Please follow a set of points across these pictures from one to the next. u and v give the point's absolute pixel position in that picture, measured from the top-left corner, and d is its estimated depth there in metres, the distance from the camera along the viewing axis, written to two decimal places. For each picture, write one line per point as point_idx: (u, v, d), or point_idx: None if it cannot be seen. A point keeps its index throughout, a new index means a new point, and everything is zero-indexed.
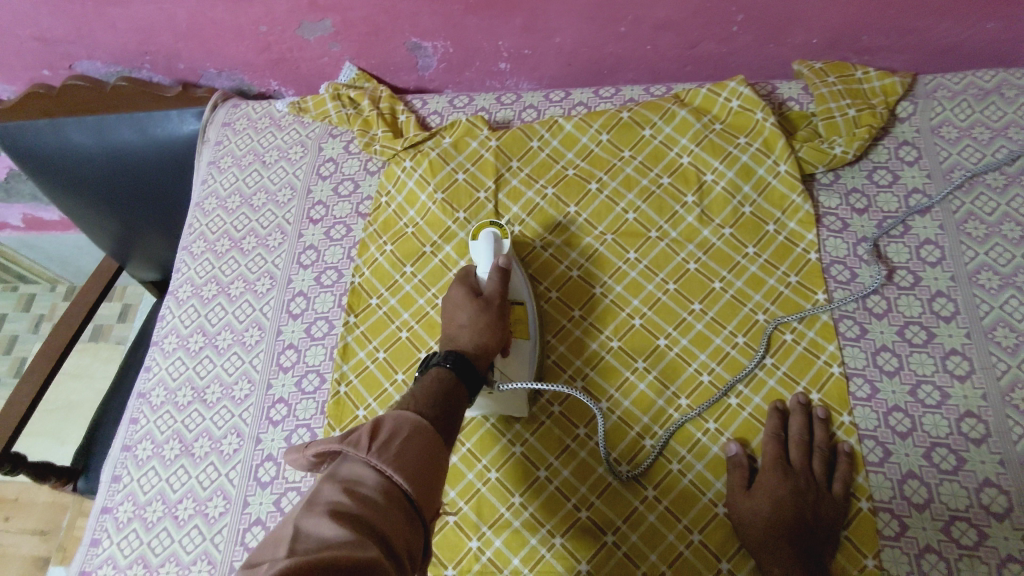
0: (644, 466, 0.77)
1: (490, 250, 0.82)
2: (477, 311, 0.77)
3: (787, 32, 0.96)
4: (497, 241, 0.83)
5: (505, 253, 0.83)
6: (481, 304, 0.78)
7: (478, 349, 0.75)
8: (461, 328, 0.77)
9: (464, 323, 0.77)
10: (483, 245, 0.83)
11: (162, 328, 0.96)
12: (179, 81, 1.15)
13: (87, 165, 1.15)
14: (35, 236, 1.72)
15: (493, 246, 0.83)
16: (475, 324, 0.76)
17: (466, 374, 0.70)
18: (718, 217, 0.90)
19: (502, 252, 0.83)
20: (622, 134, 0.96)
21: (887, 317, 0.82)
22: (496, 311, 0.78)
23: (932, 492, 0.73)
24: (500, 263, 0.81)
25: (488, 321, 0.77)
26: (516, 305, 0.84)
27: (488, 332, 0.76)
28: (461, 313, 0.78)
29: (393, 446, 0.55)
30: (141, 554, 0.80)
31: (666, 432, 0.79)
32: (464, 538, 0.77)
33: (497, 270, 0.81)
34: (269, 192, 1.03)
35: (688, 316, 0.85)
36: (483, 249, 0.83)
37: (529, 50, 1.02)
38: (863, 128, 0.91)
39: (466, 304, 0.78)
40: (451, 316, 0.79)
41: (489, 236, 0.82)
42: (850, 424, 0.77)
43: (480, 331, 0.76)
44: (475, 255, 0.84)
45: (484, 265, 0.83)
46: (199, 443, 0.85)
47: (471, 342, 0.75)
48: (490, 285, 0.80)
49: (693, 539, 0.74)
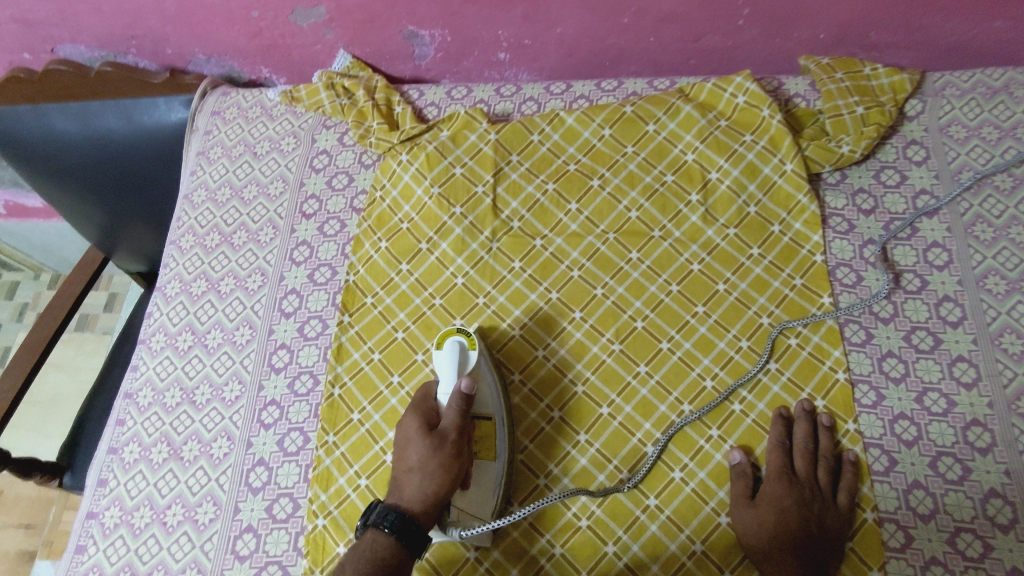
0: (642, 474, 0.75)
1: (454, 364, 0.74)
2: (429, 452, 0.69)
3: (795, 26, 0.94)
4: (463, 352, 0.75)
5: (469, 370, 0.74)
6: (434, 443, 0.69)
7: (425, 503, 0.67)
8: (410, 472, 0.69)
9: (413, 466, 0.69)
10: (448, 356, 0.74)
11: (150, 325, 0.93)
12: (167, 67, 1.11)
13: (68, 153, 1.11)
14: (17, 222, 1.68)
15: (457, 358, 0.74)
16: (425, 470, 0.68)
17: (408, 537, 0.65)
18: (722, 217, 0.88)
19: (466, 369, 0.74)
20: (625, 129, 0.93)
21: (893, 322, 0.81)
22: (452, 449, 0.69)
23: (937, 503, 0.72)
24: (461, 386, 0.72)
25: (442, 461, 0.68)
26: (482, 420, 0.76)
27: (440, 481, 0.68)
28: (412, 451, 0.69)
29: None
30: (128, 561, 0.78)
31: (666, 436, 0.77)
32: (461, 548, 0.75)
33: (457, 394, 0.72)
34: (260, 184, 1.00)
35: (691, 319, 0.83)
36: (447, 360, 0.74)
37: (530, 40, 0.99)
38: (872, 127, 0.89)
39: (417, 440, 0.70)
40: (401, 450, 0.71)
41: (455, 346, 0.74)
42: (855, 432, 0.76)
43: (430, 479, 0.68)
44: (438, 367, 0.75)
45: (446, 384, 0.73)
46: (189, 447, 0.83)
47: (418, 494, 0.67)
48: (448, 414, 0.71)
49: (695, 549, 0.73)
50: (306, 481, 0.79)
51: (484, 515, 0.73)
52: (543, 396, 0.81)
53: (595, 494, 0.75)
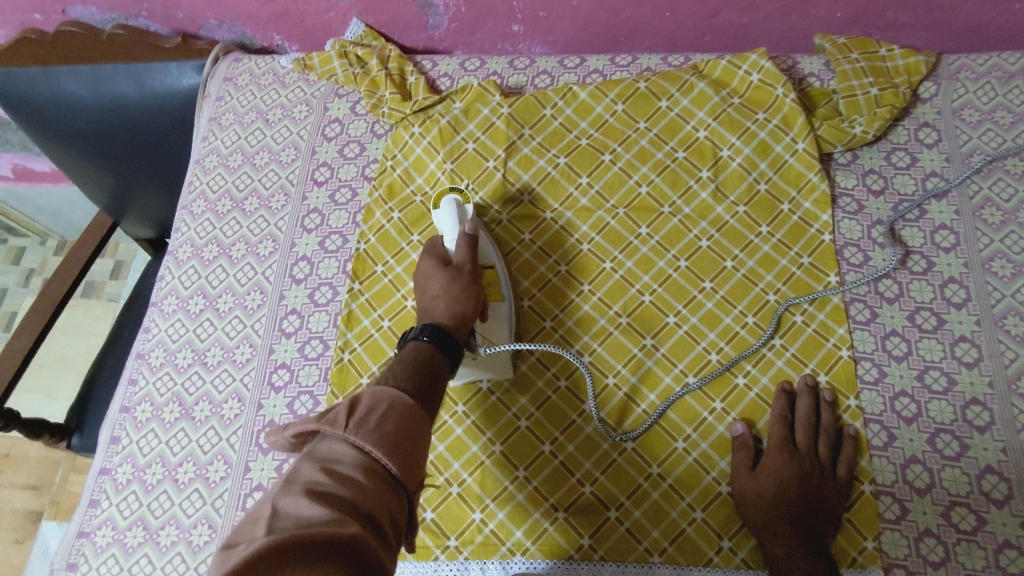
0: (639, 431, 0.77)
1: (455, 216, 0.82)
2: (449, 281, 0.73)
3: (811, 4, 0.93)
4: (460, 208, 0.83)
5: (469, 218, 0.82)
6: (451, 273, 0.74)
7: (454, 319, 0.71)
8: (435, 298, 0.73)
9: (438, 294, 0.73)
10: (446, 212, 0.82)
11: (161, 288, 0.94)
12: (178, 31, 1.10)
13: (81, 116, 1.11)
14: (25, 187, 1.68)
15: (455, 212, 0.82)
16: (450, 294, 0.72)
17: (446, 345, 0.67)
18: (732, 194, 0.88)
19: (466, 218, 0.82)
20: (638, 104, 0.93)
21: (898, 302, 0.82)
22: (469, 277, 0.74)
23: (934, 477, 0.73)
24: (466, 229, 0.79)
25: (462, 286, 0.73)
26: (487, 270, 0.83)
27: (464, 300, 0.72)
28: (433, 283, 0.74)
29: (371, 422, 0.54)
30: (140, 516, 0.80)
31: (666, 403, 0.78)
32: (466, 510, 0.76)
33: (464, 236, 0.78)
34: (272, 152, 1.00)
35: (699, 294, 0.84)
36: (448, 217, 0.82)
37: (544, 12, 0.99)
38: (885, 108, 0.89)
39: (436, 274, 0.75)
40: (423, 288, 0.75)
41: (452, 203, 0.82)
42: (856, 408, 0.77)
43: (454, 299, 0.72)
44: (441, 224, 0.83)
45: (450, 233, 0.81)
46: (200, 407, 0.84)
47: (447, 312, 0.71)
48: (459, 252, 0.77)
49: (695, 517, 0.74)
50: None
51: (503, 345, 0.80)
52: (548, 365, 0.83)
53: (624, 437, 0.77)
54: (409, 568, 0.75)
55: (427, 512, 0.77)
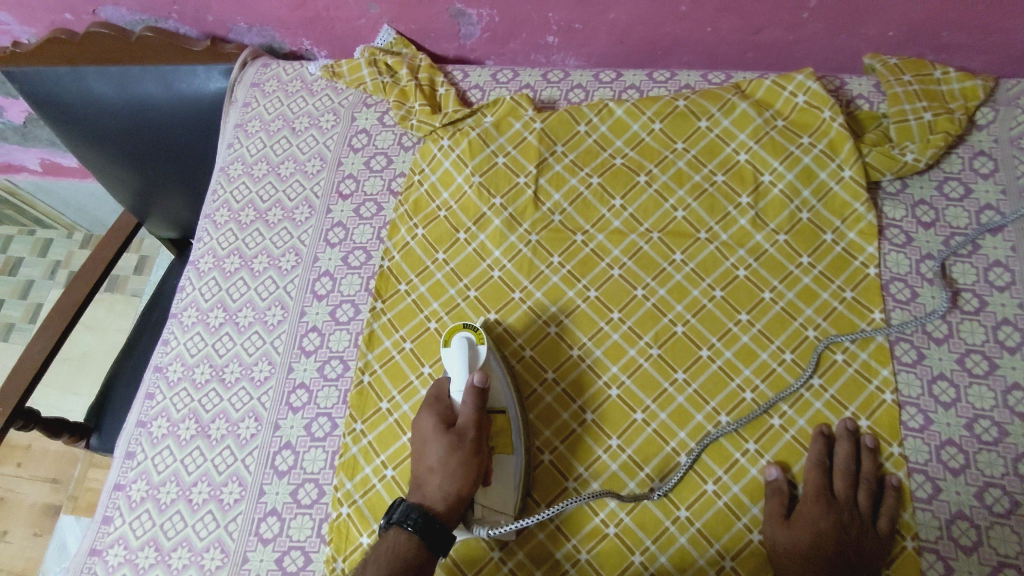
0: (673, 480, 0.73)
1: (466, 360, 0.73)
2: (448, 451, 0.68)
3: (863, 22, 0.89)
4: (473, 348, 0.74)
5: (481, 365, 0.73)
6: (452, 440, 0.69)
7: (447, 503, 0.67)
8: (430, 472, 0.68)
9: (433, 466, 0.68)
10: (457, 352, 0.73)
11: (181, 299, 0.92)
12: (208, 34, 1.09)
13: (106, 116, 1.11)
14: (52, 181, 1.68)
15: (467, 354, 0.73)
16: (445, 468, 0.68)
17: (431, 536, 0.65)
18: (773, 222, 0.84)
19: (478, 363, 0.73)
20: (676, 123, 0.90)
21: (947, 343, 0.77)
22: (471, 447, 0.69)
23: (982, 536, 0.69)
24: (476, 381, 0.71)
25: (461, 460, 0.68)
26: (497, 414, 0.75)
27: (462, 479, 0.68)
28: (431, 451, 0.69)
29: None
30: (153, 536, 0.78)
31: (699, 445, 0.75)
32: (485, 547, 0.74)
33: (472, 390, 0.71)
34: (297, 161, 0.98)
35: (734, 327, 0.80)
36: (457, 359, 0.73)
37: (581, 24, 0.95)
38: (939, 135, 0.84)
39: (434, 438, 0.70)
40: (420, 451, 0.71)
41: (463, 343, 0.73)
42: (899, 456, 0.73)
43: (451, 477, 0.68)
44: (449, 363, 0.74)
45: (458, 380, 0.73)
46: (216, 425, 0.83)
47: (440, 494, 0.67)
48: (464, 411, 0.71)
49: (724, 565, 0.71)
50: (332, 469, 0.78)
51: (507, 512, 0.72)
52: (575, 398, 0.79)
53: (624, 501, 0.73)
54: None
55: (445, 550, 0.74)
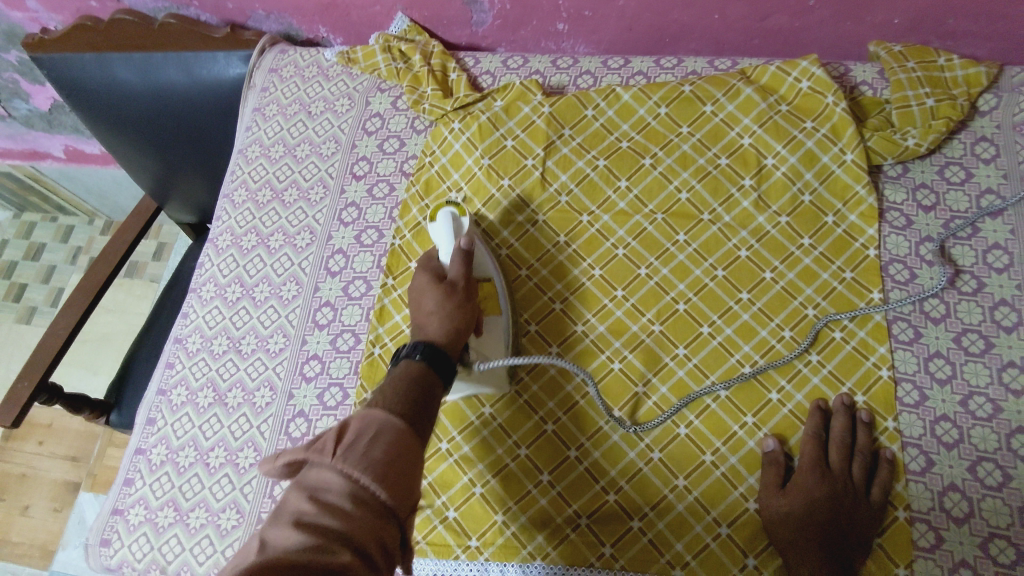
0: (653, 424, 0.77)
1: (450, 229, 0.81)
2: (443, 297, 0.73)
3: (868, 10, 0.91)
4: (456, 220, 0.82)
5: (465, 232, 0.81)
6: (446, 289, 0.74)
7: (449, 336, 0.70)
8: (429, 314, 0.72)
9: (432, 309, 0.72)
10: (442, 226, 0.81)
11: (201, 275, 0.96)
12: (227, 22, 1.12)
13: (129, 103, 1.15)
14: (75, 168, 1.73)
15: (451, 225, 0.81)
16: (443, 309, 0.72)
17: (438, 364, 0.66)
18: (775, 204, 0.86)
19: (462, 231, 0.81)
20: (682, 108, 0.92)
21: (944, 323, 0.79)
22: (463, 294, 0.74)
23: (973, 507, 0.70)
24: (461, 244, 0.78)
25: (456, 303, 0.73)
26: (483, 283, 0.83)
27: (459, 317, 0.72)
28: (427, 299, 0.74)
29: (361, 449, 0.53)
30: (172, 497, 0.81)
31: (681, 402, 0.78)
32: (489, 511, 0.76)
33: (459, 251, 0.78)
34: (313, 144, 1.01)
35: (735, 305, 0.82)
36: (442, 230, 0.81)
37: (590, 11, 0.98)
38: (941, 120, 0.86)
39: (431, 288, 0.75)
40: (417, 303, 0.75)
41: (448, 216, 0.81)
42: (893, 431, 0.75)
43: (449, 315, 0.71)
44: (437, 237, 0.82)
45: (446, 247, 0.81)
46: (233, 394, 0.86)
47: (441, 329, 0.70)
48: (453, 268, 0.77)
49: (720, 532, 0.73)
50: None
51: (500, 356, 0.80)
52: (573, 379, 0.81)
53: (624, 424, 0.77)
54: (428, 565, 0.76)
55: (450, 510, 0.77)
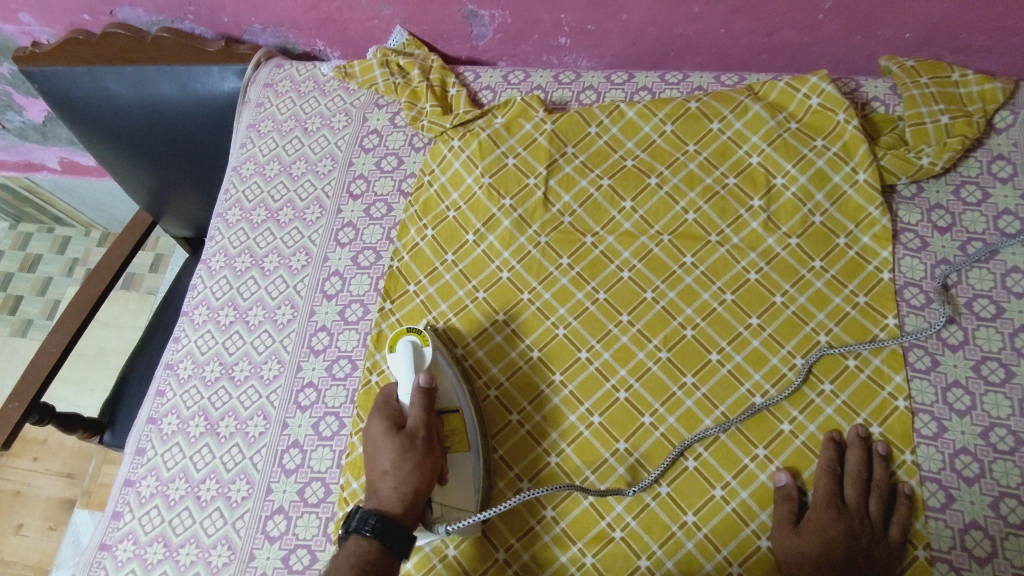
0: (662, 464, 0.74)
1: (411, 363, 0.74)
2: (400, 453, 0.68)
3: (879, 24, 0.88)
4: (418, 351, 0.75)
5: (426, 365, 0.74)
6: (404, 442, 0.69)
7: (404, 503, 0.66)
8: (384, 474, 0.67)
9: (386, 468, 0.68)
10: (402, 356, 0.74)
11: (193, 297, 0.93)
12: (222, 35, 1.09)
13: (124, 116, 1.12)
14: (71, 179, 1.70)
15: (412, 357, 0.74)
16: (399, 469, 0.67)
17: (391, 539, 0.64)
18: (785, 225, 0.83)
19: (423, 365, 0.75)
20: (688, 125, 0.89)
21: (962, 350, 0.76)
22: (423, 447, 0.69)
23: (996, 546, 0.67)
24: (421, 381, 0.73)
25: (414, 459, 0.68)
26: (450, 414, 0.76)
27: (416, 478, 0.67)
28: (383, 455, 0.68)
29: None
30: (162, 532, 0.79)
31: (692, 437, 0.75)
32: (490, 550, 0.74)
33: (419, 390, 0.72)
34: (309, 161, 0.99)
35: (744, 331, 0.79)
36: (402, 363, 0.74)
37: (593, 25, 0.95)
38: (956, 138, 0.83)
39: (386, 441, 0.69)
40: (372, 455, 0.70)
41: (408, 345, 0.74)
42: (912, 464, 0.72)
43: (405, 477, 0.67)
44: (396, 369, 0.75)
45: (405, 384, 0.74)
46: (225, 423, 0.83)
47: (395, 494, 0.66)
48: (413, 414, 0.71)
49: (731, 571, 0.70)
50: (338, 467, 0.78)
51: (469, 504, 0.73)
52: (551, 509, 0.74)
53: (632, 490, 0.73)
54: None
55: (450, 548, 0.74)
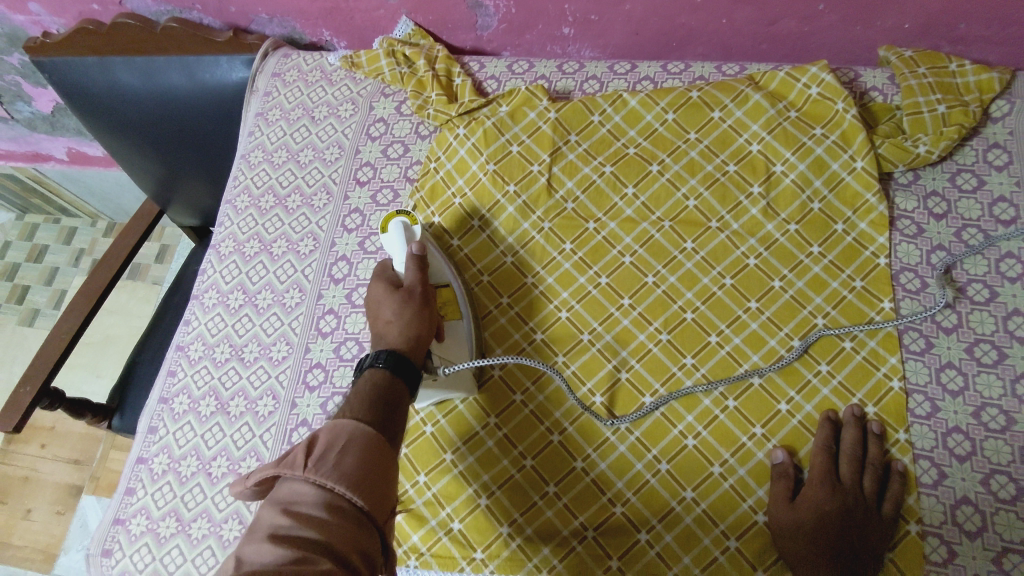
0: (630, 415, 0.78)
1: (402, 237, 0.80)
2: (401, 304, 0.73)
3: (878, 14, 0.89)
4: (408, 229, 0.81)
5: (418, 239, 0.80)
6: (403, 296, 0.74)
7: (410, 343, 0.70)
8: (389, 323, 0.72)
9: (390, 318, 0.72)
10: (395, 235, 0.80)
11: (203, 282, 0.95)
12: (230, 25, 1.11)
13: (133, 107, 1.14)
14: (78, 170, 1.72)
15: (403, 234, 0.80)
16: (403, 316, 0.72)
17: (403, 370, 0.67)
18: (784, 211, 0.85)
19: (415, 239, 0.80)
20: (690, 114, 0.91)
21: (956, 333, 0.78)
22: (420, 300, 0.74)
23: (986, 521, 0.69)
24: (414, 250, 0.78)
25: (414, 309, 0.73)
26: (442, 288, 0.82)
27: (419, 323, 0.72)
28: (386, 309, 0.73)
29: (330, 460, 0.55)
30: (174, 507, 0.81)
31: (670, 394, 0.78)
32: (495, 523, 0.76)
33: (412, 257, 0.78)
34: (316, 149, 1.01)
35: (744, 314, 0.81)
36: (395, 239, 0.80)
37: (596, 15, 0.97)
38: (953, 127, 0.84)
39: (388, 298, 0.74)
40: (376, 314, 0.74)
41: (400, 226, 0.80)
42: (905, 443, 0.74)
43: (408, 322, 0.71)
44: (390, 247, 0.81)
45: (399, 257, 0.80)
46: (235, 403, 0.85)
47: (400, 336, 0.70)
48: (409, 275, 0.77)
49: (729, 545, 0.72)
50: None
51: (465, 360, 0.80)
52: (551, 482, 0.77)
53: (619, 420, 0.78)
54: None
55: (455, 522, 0.76)
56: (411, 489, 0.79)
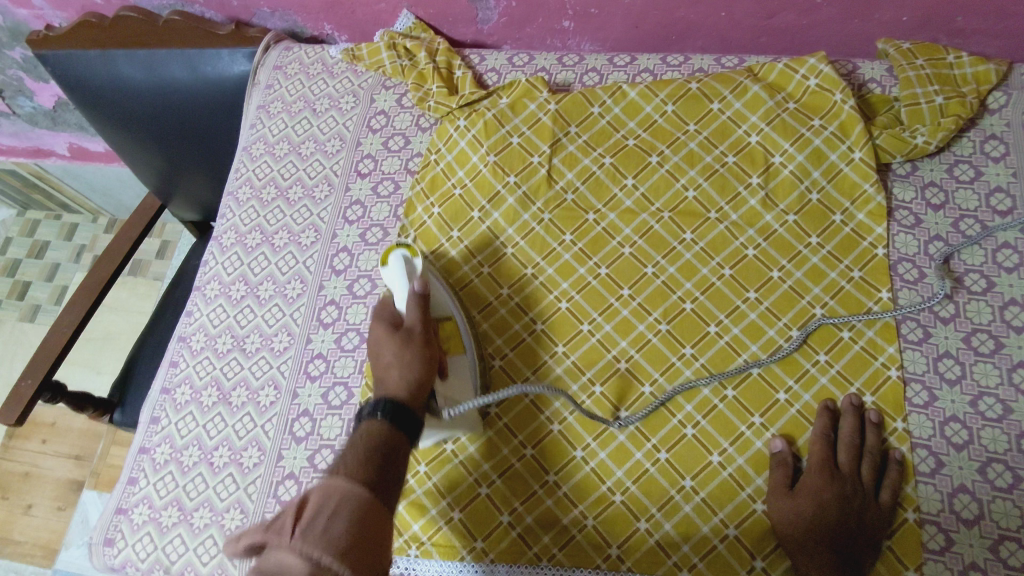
0: (642, 413, 0.77)
1: (404, 273, 0.76)
2: (401, 346, 0.72)
3: (876, 7, 0.90)
4: (409, 262, 0.77)
5: (419, 274, 0.76)
6: (403, 337, 0.73)
7: (410, 389, 0.69)
8: (390, 367, 0.71)
9: (391, 361, 0.71)
10: (396, 270, 0.76)
11: (205, 273, 0.96)
12: (232, 19, 1.13)
13: (133, 100, 1.14)
14: (79, 165, 1.73)
15: (404, 269, 0.76)
16: (403, 360, 0.71)
17: (401, 420, 0.67)
18: (782, 202, 0.86)
19: (416, 274, 0.76)
20: (689, 105, 0.91)
21: (953, 323, 0.78)
22: (421, 340, 0.73)
23: (983, 509, 0.70)
24: (415, 288, 0.76)
25: (414, 353, 0.72)
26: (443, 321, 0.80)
27: (419, 368, 0.71)
28: (386, 351, 0.72)
29: (318, 527, 0.55)
30: (176, 496, 0.81)
31: (672, 387, 0.78)
32: (496, 512, 0.76)
33: (413, 295, 0.75)
34: (317, 141, 1.01)
35: (742, 305, 0.82)
36: (396, 275, 0.76)
37: (596, 9, 0.97)
38: (950, 118, 0.85)
39: (388, 340, 0.73)
40: (376, 354, 0.73)
41: (401, 259, 0.76)
42: (903, 432, 0.74)
43: (409, 366, 0.70)
44: (390, 281, 0.77)
45: (400, 293, 0.77)
46: (237, 393, 0.86)
47: (401, 381, 0.70)
48: (410, 313, 0.75)
49: (728, 533, 0.72)
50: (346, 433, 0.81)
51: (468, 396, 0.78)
52: (551, 471, 0.77)
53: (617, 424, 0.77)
54: (434, 566, 0.75)
55: (455, 512, 0.76)
56: (411, 479, 0.79)
